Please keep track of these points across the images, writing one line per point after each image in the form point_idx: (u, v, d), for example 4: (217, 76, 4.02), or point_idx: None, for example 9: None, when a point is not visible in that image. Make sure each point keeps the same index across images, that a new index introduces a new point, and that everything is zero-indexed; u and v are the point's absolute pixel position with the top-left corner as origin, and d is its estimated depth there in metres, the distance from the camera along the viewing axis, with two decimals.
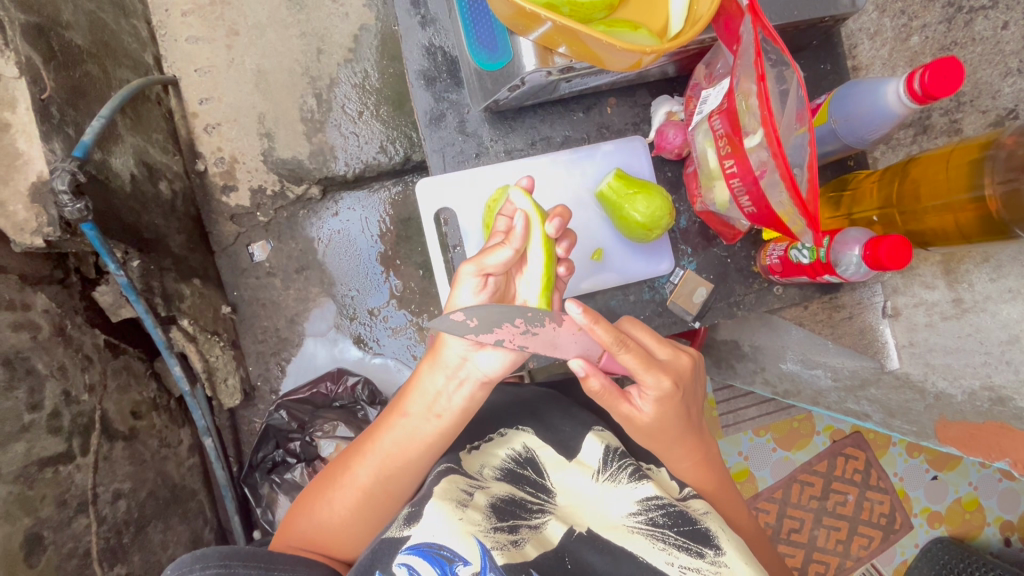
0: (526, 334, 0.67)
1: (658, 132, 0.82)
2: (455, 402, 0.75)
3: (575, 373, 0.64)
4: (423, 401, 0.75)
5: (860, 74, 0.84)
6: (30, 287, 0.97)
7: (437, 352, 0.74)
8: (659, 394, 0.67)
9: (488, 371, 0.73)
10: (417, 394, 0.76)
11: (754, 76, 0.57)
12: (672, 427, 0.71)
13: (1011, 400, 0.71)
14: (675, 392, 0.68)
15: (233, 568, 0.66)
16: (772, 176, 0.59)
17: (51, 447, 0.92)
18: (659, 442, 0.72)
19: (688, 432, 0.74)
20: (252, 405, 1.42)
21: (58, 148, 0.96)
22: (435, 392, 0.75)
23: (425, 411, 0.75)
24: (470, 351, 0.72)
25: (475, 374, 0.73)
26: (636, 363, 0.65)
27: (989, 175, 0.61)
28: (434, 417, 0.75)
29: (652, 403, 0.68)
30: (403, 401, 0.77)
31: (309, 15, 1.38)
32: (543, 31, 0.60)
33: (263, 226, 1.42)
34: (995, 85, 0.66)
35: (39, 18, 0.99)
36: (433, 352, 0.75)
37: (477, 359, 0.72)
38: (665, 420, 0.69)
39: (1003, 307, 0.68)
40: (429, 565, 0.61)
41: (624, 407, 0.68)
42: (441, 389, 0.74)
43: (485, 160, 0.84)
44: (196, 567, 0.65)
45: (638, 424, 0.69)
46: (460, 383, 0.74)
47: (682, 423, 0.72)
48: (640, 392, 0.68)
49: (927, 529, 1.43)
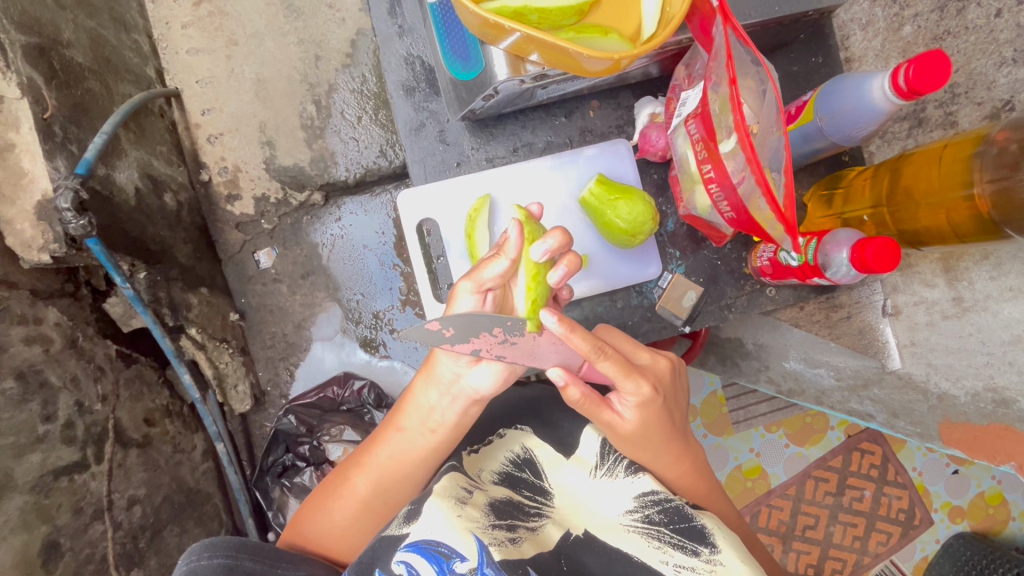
0: (505, 343, 0.67)
1: (641, 135, 0.81)
2: (449, 417, 0.76)
3: (555, 383, 0.63)
4: (417, 416, 0.77)
5: (853, 66, 0.82)
6: (41, 302, 1.00)
7: (430, 368, 0.75)
8: (639, 400, 0.67)
9: (479, 389, 0.74)
10: (413, 408, 0.77)
11: (726, 79, 0.56)
12: (656, 432, 0.70)
13: (1015, 402, 0.68)
14: (656, 397, 0.68)
15: (240, 560, 0.69)
16: (749, 181, 0.58)
17: (65, 457, 0.95)
18: (645, 449, 0.71)
19: (672, 438, 0.73)
20: (263, 409, 1.44)
21: (62, 166, 0.98)
22: (429, 407, 0.76)
23: (420, 426, 0.77)
24: (462, 370, 0.73)
25: (468, 391, 0.74)
26: (615, 370, 0.64)
27: (979, 172, 0.59)
28: (429, 432, 0.77)
29: (633, 409, 0.67)
30: (398, 415, 0.79)
31: (306, 22, 1.39)
32: (512, 40, 0.59)
33: (268, 233, 1.43)
34: (990, 76, 0.64)
35: (39, 38, 1.01)
36: (427, 367, 0.76)
37: (470, 377, 0.73)
38: (648, 427, 0.69)
39: (1005, 306, 0.66)
40: (426, 563, 0.61)
41: (606, 415, 0.68)
42: (435, 404, 0.76)
43: (467, 169, 0.84)
44: (205, 555, 0.68)
45: (621, 431, 0.69)
46: (453, 401, 0.75)
47: (666, 428, 0.72)
48: (621, 398, 0.68)
49: (948, 525, 1.40)
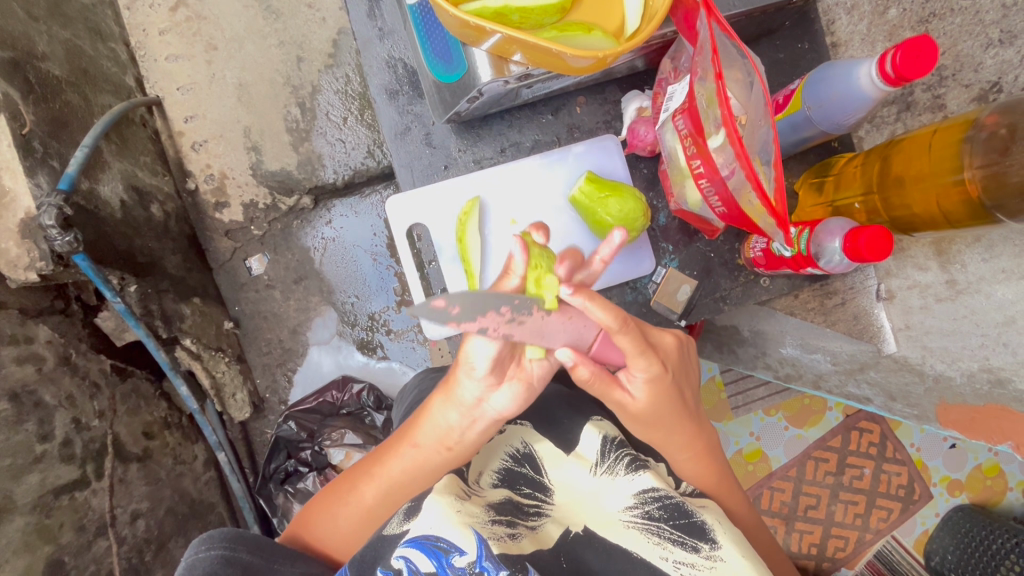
0: (513, 322, 0.61)
1: (630, 130, 0.80)
2: (468, 437, 0.72)
3: (564, 364, 0.62)
4: (433, 434, 0.73)
5: (839, 51, 0.81)
6: (31, 320, 0.99)
7: (450, 388, 0.70)
8: (648, 376, 0.67)
9: (502, 410, 0.71)
10: (428, 426, 0.73)
11: (712, 73, 0.56)
12: (667, 408, 0.71)
13: (1010, 382, 0.69)
14: (664, 374, 0.68)
15: (237, 552, 0.69)
16: (738, 176, 0.58)
17: (65, 475, 0.94)
18: (657, 427, 0.72)
19: (683, 418, 0.74)
20: (262, 416, 1.43)
21: (43, 182, 0.97)
22: (447, 428, 0.72)
23: (435, 444, 0.73)
24: (485, 392, 0.69)
25: (489, 413, 0.71)
26: (629, 347, 0.65)
27: (969, 157, 0.59)
28: (445, 450, 0.73)
29: (643, 387, 0.68)
30: (412, 430, 0.75)
31: (285, 23, 1.37)
32: (494, 41, 0.58)
33: (258, 239, 1.42)
34: (976, 57, 0.64)
35: (13, 52, 0.99)
36: (446, 386, 0.71)
37: (491, 399, 0.70)
38: (657, 405, 0.70)
39: (997, 288, 0.67)
40: (425, 559, 0.61)
41: (617, 394, 0.69)
42: (453, 425, 0.72)
43: (455, 171, 0.84)
44: (202, 548, 0.69)
45: (631, 409, 0.70)
46: (473, 421, 0.71)
47: (677, 407, 0.72)
48: (631, 376, 0.68)
49: (947, 498, 1.41)
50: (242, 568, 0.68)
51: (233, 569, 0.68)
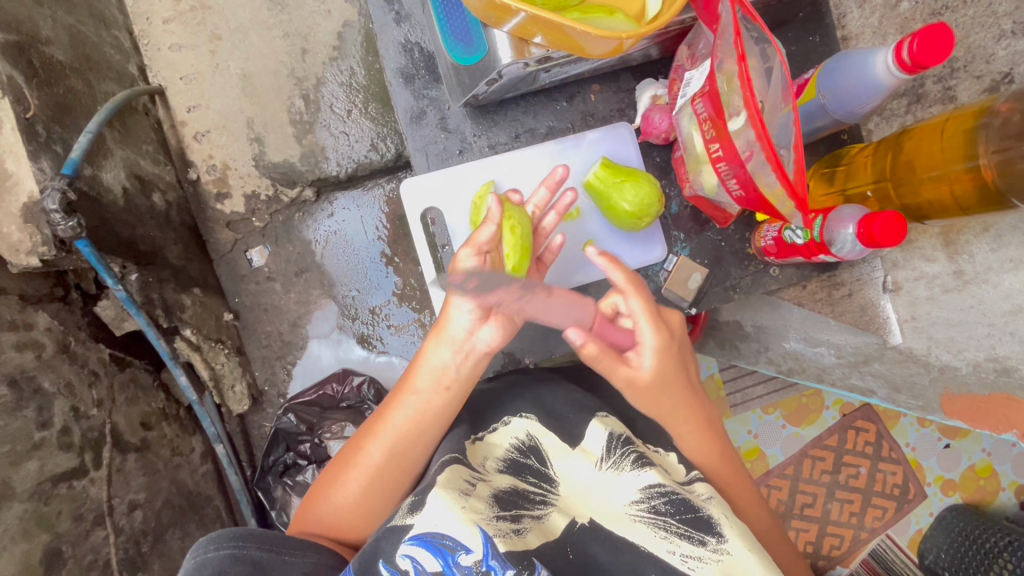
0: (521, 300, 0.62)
1: (644, 118, 0.81)
2: (461, 372, 0.77)
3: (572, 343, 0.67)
4: (430, 374, 0.76)
5: (850, 45, 0.83)
6: (31, 307, 0.97)
7: (441, 327, 0.76)
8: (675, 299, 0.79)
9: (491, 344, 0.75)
10: (426, 368, 0.77)
11: (735, 55, 0.57)
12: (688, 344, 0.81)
13: (1016, 370, 0.71)
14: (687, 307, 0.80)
15: (246, 549, 0.68)
16: (759, 157, 0.58)
17: (63, 463, 0.93)
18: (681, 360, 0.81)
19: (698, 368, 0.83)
20: (261, 409, 1.42)
21: (47, 166, 0.96)
22: (442, 366, 0.76)
23: (434, 385, 0.77)
24: (473, 324, 0.74)
25: (480, 347, 0.75)
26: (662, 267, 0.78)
27: (984, 145, 0.60)
28: (442, 390, 0.77)
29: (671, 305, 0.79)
30: (409, 378, 0.78)
31: (291, 14, 1.37)
32: (516, 22, 0.58)
33: (259, 231, 1.41)
34: (989, 49, 0.70)
35: (17, 35, 0.98)
36: (436, 328, 0.76)
37: (480, 333, 0.74)
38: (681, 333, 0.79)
39: (1006, 277, 0.70)
40: (431, 558, 0.60)
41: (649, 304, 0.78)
42: (448, 362, 0.76)
43: (469, 156, 0.84)
44: (211, 547, 0.68)
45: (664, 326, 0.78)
46: (465, 356, 0.76)
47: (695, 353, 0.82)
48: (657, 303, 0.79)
49: (941, 497, 1.42)
50: (251, 564, 0.67)
51: (242, 567, 0.67)
